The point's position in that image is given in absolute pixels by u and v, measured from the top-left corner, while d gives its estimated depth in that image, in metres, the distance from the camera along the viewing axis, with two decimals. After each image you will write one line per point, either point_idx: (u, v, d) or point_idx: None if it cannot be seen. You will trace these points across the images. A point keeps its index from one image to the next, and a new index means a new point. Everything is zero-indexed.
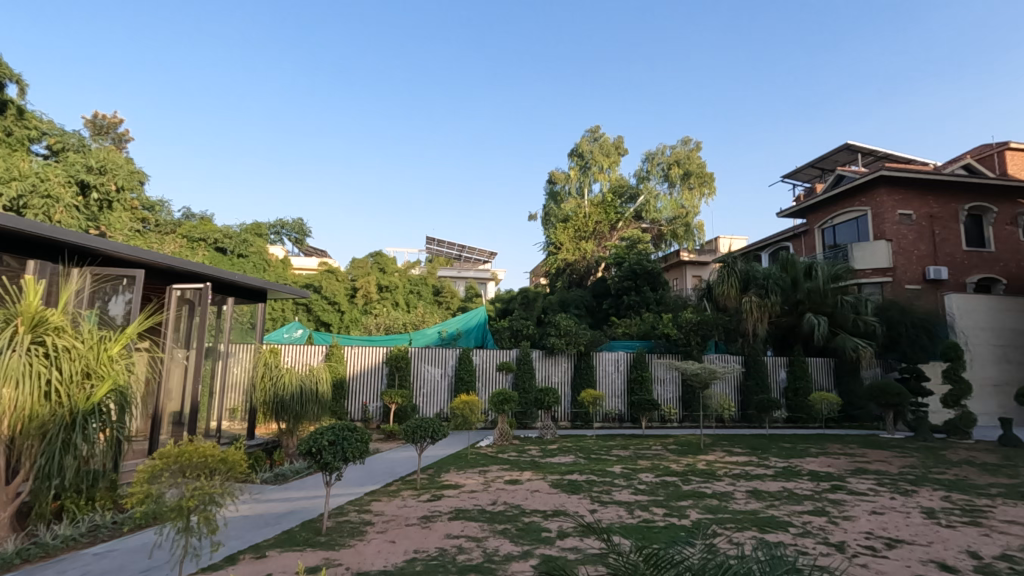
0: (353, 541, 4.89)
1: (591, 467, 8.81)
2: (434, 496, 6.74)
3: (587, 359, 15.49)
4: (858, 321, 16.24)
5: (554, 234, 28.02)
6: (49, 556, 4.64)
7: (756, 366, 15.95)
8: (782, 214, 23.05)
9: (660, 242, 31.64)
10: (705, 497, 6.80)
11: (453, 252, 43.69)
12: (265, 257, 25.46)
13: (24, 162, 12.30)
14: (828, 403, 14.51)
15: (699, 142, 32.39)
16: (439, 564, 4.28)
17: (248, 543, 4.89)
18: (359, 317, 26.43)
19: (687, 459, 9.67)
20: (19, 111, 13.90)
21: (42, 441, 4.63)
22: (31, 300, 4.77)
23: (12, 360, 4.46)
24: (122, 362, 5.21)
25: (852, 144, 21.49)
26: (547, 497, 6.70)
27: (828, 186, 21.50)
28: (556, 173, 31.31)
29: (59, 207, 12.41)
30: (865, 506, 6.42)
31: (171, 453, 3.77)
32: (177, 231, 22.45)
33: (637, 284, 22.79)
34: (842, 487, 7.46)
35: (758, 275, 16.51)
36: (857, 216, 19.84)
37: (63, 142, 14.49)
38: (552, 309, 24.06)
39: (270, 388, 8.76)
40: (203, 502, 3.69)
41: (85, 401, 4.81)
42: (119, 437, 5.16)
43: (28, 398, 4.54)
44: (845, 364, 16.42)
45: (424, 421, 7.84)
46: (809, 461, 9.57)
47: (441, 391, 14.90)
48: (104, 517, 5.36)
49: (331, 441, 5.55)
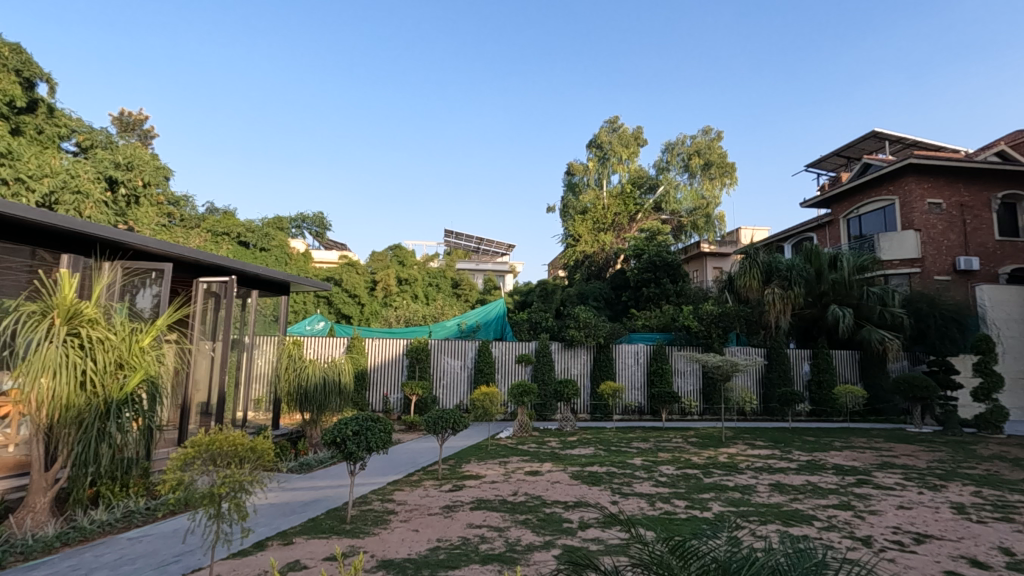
0: (377, 529, 4.97)
1: (612, 459, 8.80)
2: (455, 486, 6.82)
3: (607, 351, 15.44)
4: (884, 313, 15.91)
5: (572, 226, 27.84)
6: (88, 539, 4.81)
7: (779, 358, 15.72)
8: (806, 204, 22.59)
9: (680, 233, 31.34)
10: (727, 490, 6.77)
11: (471, 244, 43.89)
12: (287, 251, 25.87)
13: (55, 159, 12.60)
14: (852, 396, 14.27)
15: (721, 132, 31.93)
16: (462, 553, 4.32)
17: (275, 529, 5.01)
18: (379, 309, 26.72)
19: (709, 452, 9.60)
20: (49, 109, 14.26)
21: (79, 429, 4.80)
22: (66, 293, 4.89)
23: (49, 351, 4.61)
24: (153, 353, 5.36)
25: (880, 131, 20.88)
26: (568, 488, 6.72)
27: (854, 175, 21.00)
28: (574, 164, 31.13)
29: (88, 202, 12.73)
30: (892, 501, 6.31)
31: (203, 442, 3.88)
32: (202, 226, 22.89)
33: (657, 276, 22.58)
34: (868, 481, 7.36)
35: (780, 266, 16.30)
36: (884, 205, 19.36)
37: (92, 139, 14.94)
38: (571, 301, 24.10)
39: (295, 379, 8.91)
40: (234, 489, 3.78)
41: (119, 390, 4.99)
42: (151, 426, 5.29)
43: (65, 388, 4.68)
44: (871, 356, 16.06)
45: (445, 412, 7.89)
46: (834, 455, 9.43)
47: (461, 382, 14.98)
48: (137, 503, 5.51)
49: (355, 431, 5.65)
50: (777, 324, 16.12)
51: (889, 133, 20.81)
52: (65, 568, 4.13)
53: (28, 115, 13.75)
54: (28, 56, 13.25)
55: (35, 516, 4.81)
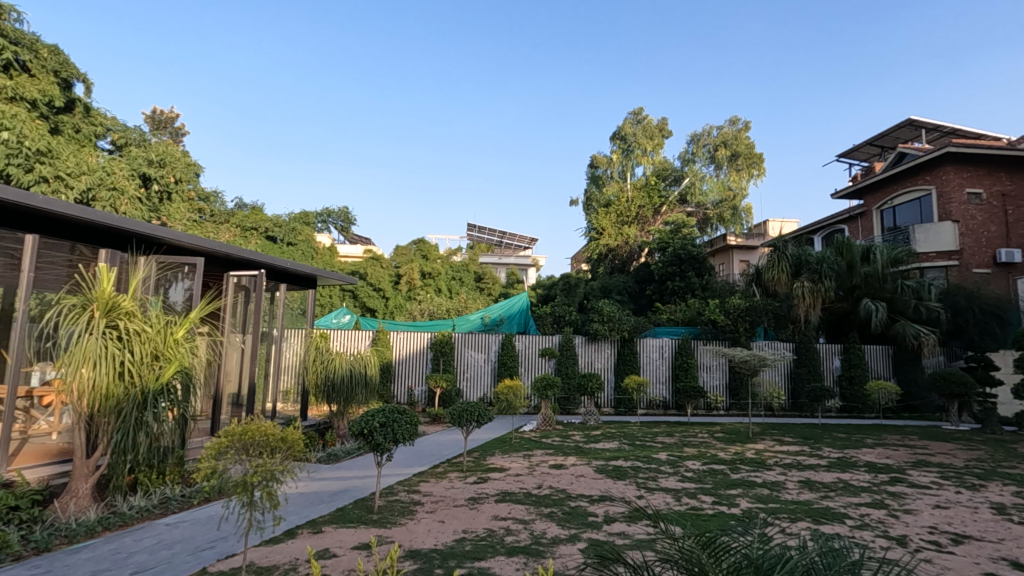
0: (404, 520, 5.04)
1: (636, 454, 8.76)
2: (480, 478, 6.86)
3: (631, 345, 15.33)
4: (920, 307, 15.40)
5: (595, 219, 27.54)
6: (127, 524, 4.99)
7: (808, 353, 15.38)
8: (837, 196, 22.04)
9: (706, 226, 30.95)
10: (755, 486, 6.67)
11: (493, 238, 43.98)
12: (313, 245, 26.29)
13: (91, 158, 12.96)
14: (885, 393, 13.89)
15: (748, 122, 31.33)
16: (488, 545, 4.35)
17: (305, 518, 5.12)
18: (403, 303, 26.97)
19: (736, 448, 9.47)
20: (86, 109, 14.69)
21: (117, 418, 4.97)
22: (104, 287, 5.04)
23: (89, 343, 4.78)
24: (186, 345, 5.49)
25: (915, 119, 20.16)
26: (592, 482, 6.71)
27: (888, 164, 20.37)
28: (597, 156, 30.94)
29: (123, 199, 13.09)
30: (927, 500, 6.15)
31: (235, 432, 3.97)
32: (231, 221, 23.37)
33: (682, 270, 22.27)
34: (902, 479, 7.17)
35: (810, 259, 15.93)
36: (920, 195, 18.73)
37: (126, 138, 15.44)
38: (594, 294, 23.96)
39: (322, 371, 9.06)
40: (266, 478, 3.86)
41: (155, 380, 5.14)
42: (185, 416, 5.47)
43: (105, 378, 4.84)
44: (906, 352, 15.59)
45: (469, 405, 7.92)
46: (866, 453, 9.19)
47: (484, 375, 15.06)
48: (173, 490, 5.68)
49: (382, 423, 5.72)
50: (807, 318, 15.81)
51: (926, 121, 20.08)
52: (106, 552, 4.30)
53: (66, 115, 14.15)
54: (66, 58, 13.66)
55: (78, 501, 4.99)
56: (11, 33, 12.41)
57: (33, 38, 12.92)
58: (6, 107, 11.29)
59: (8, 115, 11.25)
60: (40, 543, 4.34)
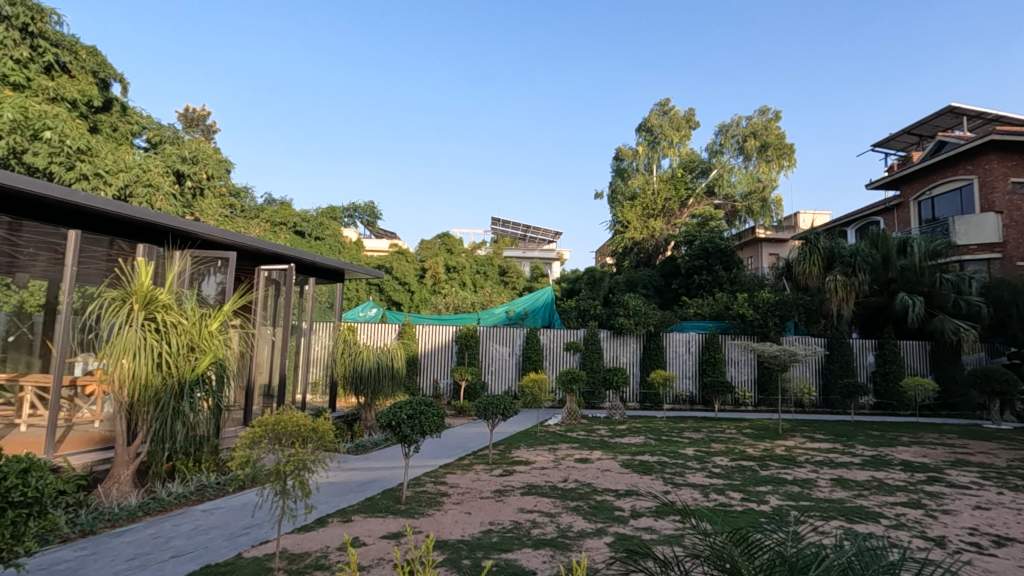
0: (431, 511, 5.10)
1: (662, 448, 8.68)
2: (506, 471, 6.89)
3: (657, 340, 15.17)
4: (960, 301, 14.88)
5: (620, 212, 27.21)
6: (166, 510, 5.17)
7: (841, 349, 15.04)
8: (871, 186, 21.38)
9: (734, 218, 30.39)
10: (785, 483, 6.56)
11: (517, 232, 43.86)
12: (340, 239, 26.71)
13: (128, 155, 13.35)
14: (922, 389, 13.45)
15: (779, 112, 30.54)
16: (514, 537, 4.38)
17: (335, 507, 5.22)
18: (428, 296, 27.19)
19: (764, 444, 9.33)
20: (123, 108, 15.15)
21: (156, 407, 5.14)
22: (143, 280, 5.20)
23: (130, 334, 4.95)
24: (221, 337, 5.65)
25: (956, 106, 19.35)
26: (618, 476, 6.68)
27: (927, 153, 19.64)
28: (623, 149, 30.65)
29: (158, 195, 13.47)
30: (967, 500, 5.94)
31: (268, 422, 4.05)
32: (261, 216, 23.85)
33: (709, 263, 21.92)
34: (940, 479, 6.94)
35: (844, 252, 15.50)
36: (960, 185, 18.03)
37: (161, 135, 15.94)
38: (619, 288, 23.74)
39: (350, 363, 9.21)
40: (298, 468, 3.97)
41: (191, 371, 5.30)
42: (220, 406, 5.64)
43: (144, 369, 4.99)
44: (944, 348, 15.10)
45: (495, 398, 7.94)
46: (901, 451, 8.93)
47: (509, 369, 15.11)
48: (209, 478, 5.85)
49: (410, 415, 5.77)
50: (839, 312, 15.37)
51: (967, 108, 19.26)
52: (147, 535, 4.46)
53: (104, 114, 14.60)
54: (103, 59, 14.12)
55: (120, 487, 5.17)
56: (52, 35, 12.83)
57: (73, 40, 13.38)
58: (48, 108, 11.67)
59: (50, 115, 11.64)
60: (86, 526, 4.53)
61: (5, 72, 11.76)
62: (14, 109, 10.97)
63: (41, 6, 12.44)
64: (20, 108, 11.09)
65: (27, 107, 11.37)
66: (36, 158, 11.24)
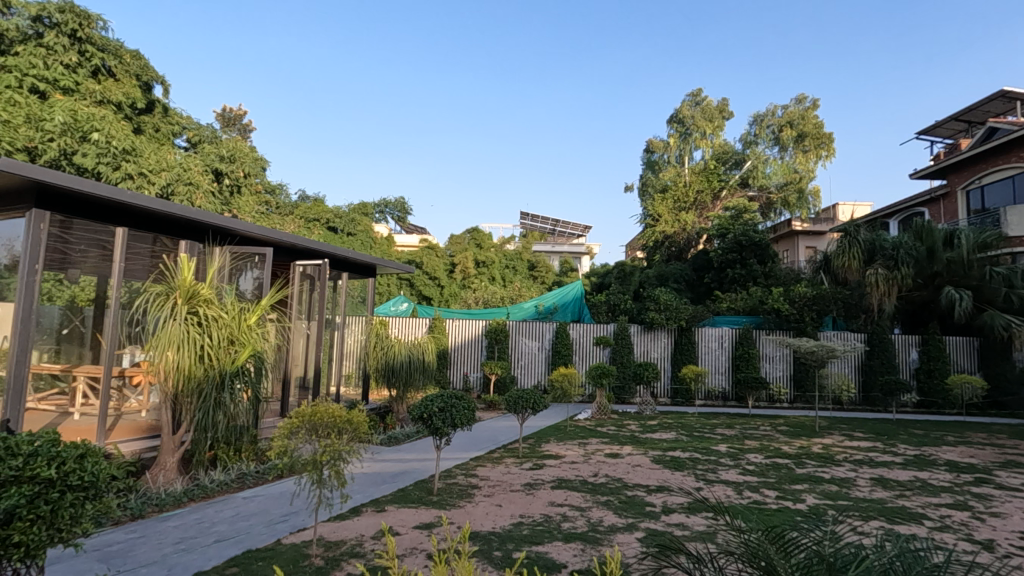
0: (462, 502, 5.17)
1: (695, 444, 8.58)
2: (536, 464, 6.93)
3: (689, 334, 14.99)
4: (1011, 296, 14.20)
5: (651, 206, 26.75)
6: (209, 496, 5.37)
7: (883, 344, 14.57)
8: (916, 175, 20.52)
9: (769, 211, 29.58)
10: (822, 482, 6.40)
11: (546, 226, 43.72)
12: (371, 235, 27.12)
13: (169, 155, 13.74)
14: (969, 387, 12.90)
15: (817, 100, 29.61)
16: (545, 530, 4.40)
17: (369, 497, 5.34)
18: (458, 291, 27.39)
19: (800, 442, 9.11)
20: (164, 109, 15.70)
21: (199, 398, 5.34)
22: (185, 276, 5.38)
23: (173, 328, 5.14)
24: (258, 331, 5.81)
25: (1009, 90, 18.39)
26: (649, 472, 6.63)
27: (976, 141, 18.75)
28: (654, 141, 30.32)
29: (198, 193, 13.89)
30: (1018, 503, 5.70)
31: (305, 413, 4.17)
32: (296, 212, 24.40)
33: (743, 256, 21.43)
34: (988, 481, 6.66)
35: (886, 245, 14.97)
36: (1013, 173, 17.13)
37: (200, 135, 16.52)
38: (650, 283, 23.43)
39: (382, 356, 9.36)
40: (334, 457, 4.07)
41: (231, 363, 5.49)
42: (258, 397, 5.81)
43: (187, 360, 5.18)
44: (994, 344, 14.45)
45: (525, 392, 7.95)
46: (946, 451, 8.60)
47: (539, 363, 15.13)
48: (249, 467, 6.06)
49: (441, 408, 5.84)
50: (880, 307, 14.86)
51: (1021, 92, 18.29)
52: (192, 520, 4.66)
53: (147, 115, 15.13)
54: (146, 62, 14.60)
55: (166, 473, 5.42)
56: (99, 40, 13.33)
57: (118, 44, 13.91)
58: (96, 111, 12.13)
59: (97, 117, 12.11)
60: (135, 510, 4.76)
61: (55, 77, 12.36)
62: (64, 112, 11.48)
63: (88, 13, 12.92)
64: (70, 111, 11.60)
65: (77, 110, 11.88)
66: (86, 159, 11.71)
